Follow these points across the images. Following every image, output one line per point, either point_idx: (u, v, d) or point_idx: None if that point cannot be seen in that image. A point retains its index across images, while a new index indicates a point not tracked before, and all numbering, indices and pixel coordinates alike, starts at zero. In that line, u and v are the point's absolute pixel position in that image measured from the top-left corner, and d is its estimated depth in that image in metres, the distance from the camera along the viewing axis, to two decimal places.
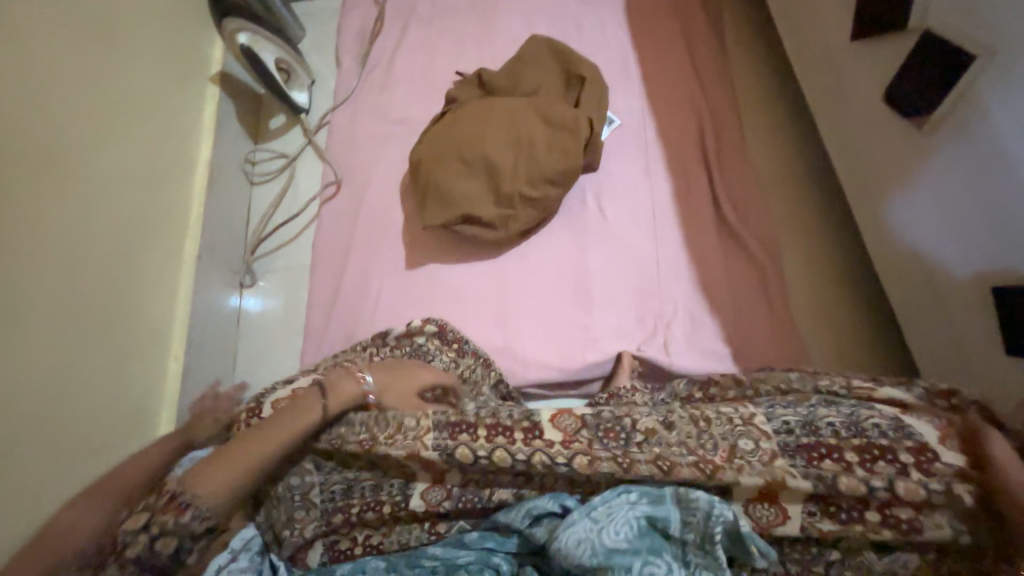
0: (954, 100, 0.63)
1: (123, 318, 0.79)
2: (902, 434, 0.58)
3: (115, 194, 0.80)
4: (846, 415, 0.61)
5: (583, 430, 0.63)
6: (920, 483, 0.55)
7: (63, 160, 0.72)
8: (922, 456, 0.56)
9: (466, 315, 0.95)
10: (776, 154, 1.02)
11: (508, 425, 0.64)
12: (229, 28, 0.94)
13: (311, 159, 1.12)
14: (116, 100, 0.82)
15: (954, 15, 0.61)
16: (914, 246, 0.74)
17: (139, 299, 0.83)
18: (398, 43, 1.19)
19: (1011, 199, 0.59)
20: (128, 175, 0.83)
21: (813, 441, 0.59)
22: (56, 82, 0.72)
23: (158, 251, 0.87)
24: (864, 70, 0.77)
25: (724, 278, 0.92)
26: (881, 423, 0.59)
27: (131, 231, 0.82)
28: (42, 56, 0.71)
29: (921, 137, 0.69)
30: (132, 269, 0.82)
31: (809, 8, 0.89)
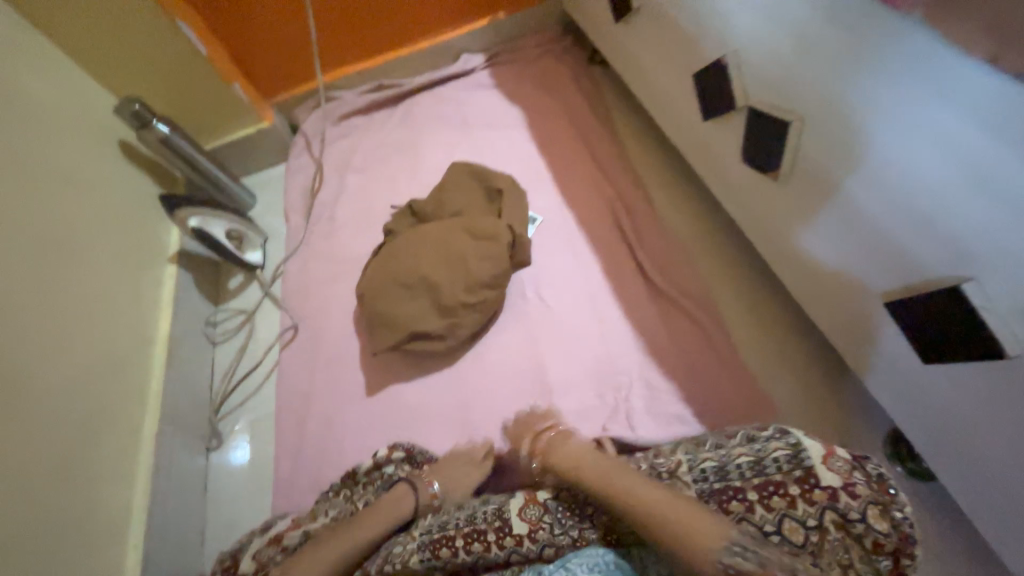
0: (793, 155, 0.74)
1: (81, 518, 0.77)
2: (795, 464, 0.68)
3: (75, 391, 0.83)
4: (755, 451, 0.71)
5: (544, 517, 0.72)
6: (805, 515, 0.65)
7: (22, 373, 0.76)
8: (808, 485, 0.66)
9: (433, 431, 0.95)
10: (685, 217, 1.14)
11: (482, 528, 0.71)
12: (181, 216, 1.06)
13: (270, 309, 1.19)
14: (75, 304, 0.89)
15: (764, 94, 0.74)
16: (824, 275, 0.81)
17: (99, 494, 0.81)
18: (339, 192, 1.34)
19: (866, 233, 0.68)
20: (87, 369, 0.87)
21: (727, 487, 0.70)
22: (17, 304, 0.79)
23: (119, 438, 0.88)
24: (724, 141, 0.90)
25: (667, 339, 0.96)
26: (781, 456, 0.69)
27: (92, 425, 0.84)
28: (7, 286, 0.78)
29: (785, 186, 0.79)
30: (91, 462, 0.82)
31: (669, 102, 1.06)
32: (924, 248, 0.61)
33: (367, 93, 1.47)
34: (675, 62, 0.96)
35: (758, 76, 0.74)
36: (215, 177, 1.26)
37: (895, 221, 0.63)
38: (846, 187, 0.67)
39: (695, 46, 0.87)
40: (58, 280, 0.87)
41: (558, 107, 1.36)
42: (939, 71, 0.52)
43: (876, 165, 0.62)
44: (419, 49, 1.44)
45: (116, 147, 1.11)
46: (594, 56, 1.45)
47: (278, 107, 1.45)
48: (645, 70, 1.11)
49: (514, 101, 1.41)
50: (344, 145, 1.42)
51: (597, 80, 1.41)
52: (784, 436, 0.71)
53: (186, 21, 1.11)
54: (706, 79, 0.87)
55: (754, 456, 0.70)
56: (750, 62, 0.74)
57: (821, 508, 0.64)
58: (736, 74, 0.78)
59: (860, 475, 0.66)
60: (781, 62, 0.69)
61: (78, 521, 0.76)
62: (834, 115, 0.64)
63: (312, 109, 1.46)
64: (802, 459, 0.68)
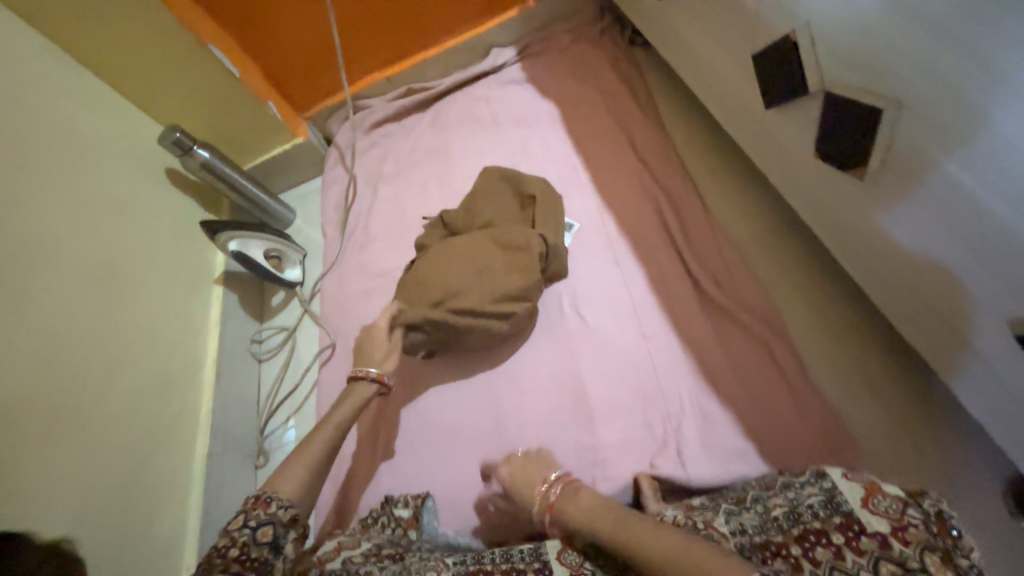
0: (887, 147, 0.61)
1: (139, 541, 0.81)
2: (832, 510, 0.61)
3: (130, 417, 0.87)
4: (789, 499, 0.64)
5: (586, 564, 0.65)
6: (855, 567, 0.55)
7: (81, 404, 0.80)
8: (851, 532, 0.58)
9: (469, 455, 0.91)
10: (743, 217, 1.01)
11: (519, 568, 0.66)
12: (221, 240, 1.09)
13: (310, 326, 1.21)
14: (129, 331, 0.93)
15: (849, 74, 0.61)
16: (926, 289, 0.67)
17: (153, 516, 0.85)
18: (371, 204, 1.32)
19: (998, 231, 0.53)
20: (142, 394, 0.91)
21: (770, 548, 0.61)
22: (76, 336, 0.84)
23: (172, 460, 0.91)
24: (792, 130, 0.77)
25: (724, 359, 0.86)
26: (816, 501, 0.63)
27: (145, 449, 0.87)
28: (61, 321, 0.83)
29: (874, 185, 0.65)
30: (146, 485, 0.86)
31: (724, 86, 0.92)
32: None
33: (396, 98, 1.44)
34: (729, 42, 0.83)
35: (840, 53, 0.61)
36: (255, 196, 1.29)
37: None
38: (977, 193, 0.53)
39: (755, 20, 0.73)
40: (110, 310, 0.91)
41: (596, 98, 1.25)
42: None
43: (1004, 162, 0.49)
44: (447, 48, 1.37)
45: (163, 174, 1.15)
46: (635, 37, 1.32)
47: (312, 120, 1.46)
48: (693, 51, 0.97)
49: (547, 94, 1.31)
50: (375, 155, 1.40)
51: (639, 64, 1.28)
52: (818, 480, 0.65)
53: (216, 45, 1.13)
54: (769, 58, 0.74)
55: (788, 504, 0.64)
56: (829, 36, 0.61)
57: (873, 558, 0.55)
58: (811, 51, 0.65)
59: (915, 514, 0.57)
60: (872, 34, 0.56)
61: (133, 544, 0.80)
62: (947, 100, 0.51)
63: (343, 119, 1.45)
64: (842, 504, 0.61)
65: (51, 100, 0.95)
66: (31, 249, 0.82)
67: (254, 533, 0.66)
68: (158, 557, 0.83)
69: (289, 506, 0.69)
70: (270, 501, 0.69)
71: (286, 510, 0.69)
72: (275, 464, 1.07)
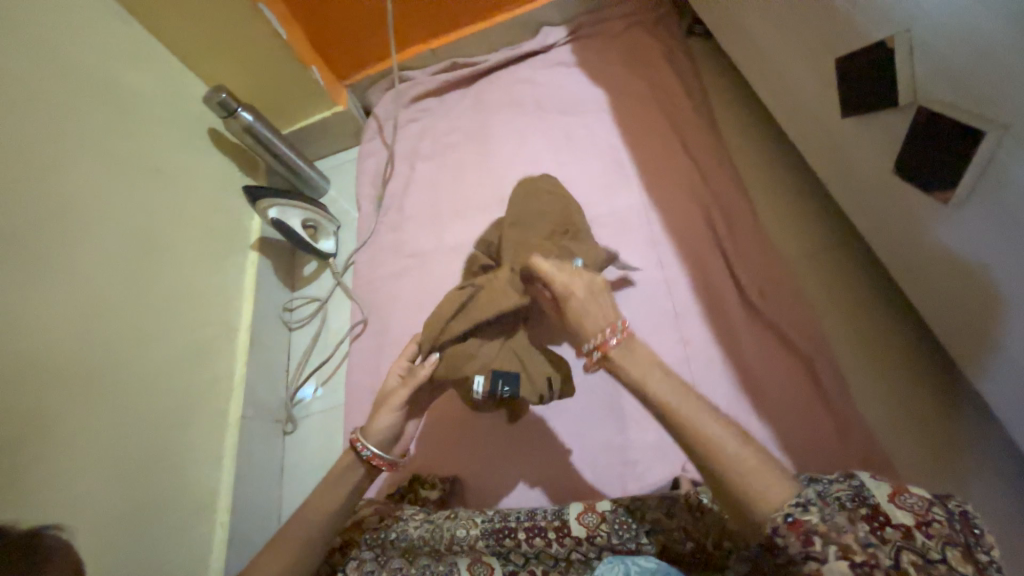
0: (978, 174, 0.58)
1: (175, 496, 0.84)
2: (859, 502, 0.55)
3: (170, 377, 0.89)
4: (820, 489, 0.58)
5: (602, 525, 0.67)
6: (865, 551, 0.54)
7: (124, 361, 0.83)
8: (876, 521, 0.53)
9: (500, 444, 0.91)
10: (794, 228, 0.98)
11: (541, 526, 0.69)
12: (262, 206, 1.09)
13: (342, 300, 1.22)
14: (168, 294, 0.94)
15: (946, 92, 0.58)
16: (991, 325, 0.65)
17: (190, 475, 0.88)
18: (408, 181, 1.30)
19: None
20: (181, 355, 0.93)
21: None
22: (121, 294, 0.86)
23: (206, 422, 0.94)
24: (866, 144, 0.73)
25: (762, 373, 0.85)
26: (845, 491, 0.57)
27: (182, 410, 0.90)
28: (107, 278, 0.84)
29: (954, 211, 0.63)
30: (183, 444, 0.88)
31: (792, 89, 0.88)
32: None
33: (439, 73, 1.40)
34: (805, 44, 0.79)
35: (940, 68, 0.58)
36: (294, 163, 1.27)
37: None
38: None
39: (843, 23, 0.69)
40: (151, 272, 0.92)
41: (648, 88, 1.20)
42: None
43: None
44: (495, 23, 1.32)
45: (205, 135, 1.14)
46: (694, 26, 1.25)
47: (351, 89, 1.43)
48: (761, 48, 0.92)
49: (596, 82, 1.26)
50: (414, 131, 1.37)
51: (696, 58, 1.23)
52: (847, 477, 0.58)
53: (266, 6, 1.10)
54: (852, 65, 0.70)
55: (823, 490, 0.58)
56: (930, 48, 0.58)
57: (895, 546, 0.51)
58: (904, 63, 0.61)
59: (940, 511, 0.53)
60: (983, 52, 0.52)
61: (170, 501, 0.83)
62: None
63: (384, 90, 1.42)
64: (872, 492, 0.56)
65: (97, 57, 0.95)
66: (77, 209, 0.83)
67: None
68: (193, 515, 0.86)
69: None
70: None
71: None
72: (304, 431, 1.10)
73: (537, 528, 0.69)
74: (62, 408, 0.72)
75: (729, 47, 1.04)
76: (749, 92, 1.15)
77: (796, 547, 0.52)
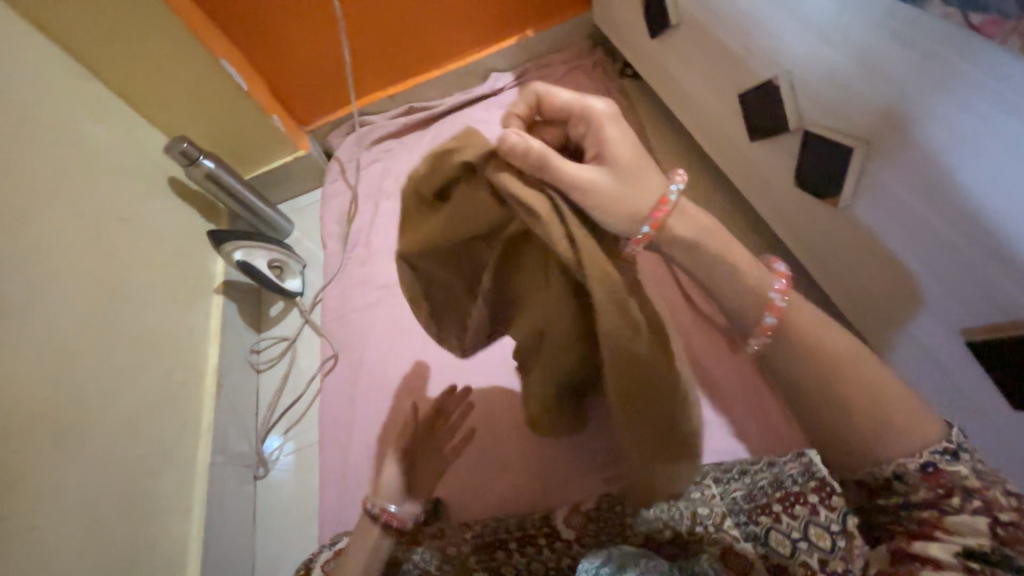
0: (857, 181, 0.70)
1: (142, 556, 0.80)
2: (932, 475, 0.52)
3: (134, 428, 0.86)
4: (775, 473, 0.72)
5: (588, 525, 0.74)
6: (828, 521, 0.66)
7: (83, 414, 0.79)
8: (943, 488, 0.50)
9: (481, 464, 0.92)
10: None
11: (532, 534, 0.78)
12: (226, 249, 1.10)
13: (311, 337, 1.22)
14: (131, 342, 0.92)
15: (824, 116, 0.71)
16: (888, 308, 0.76)
17: (158, 530, 0.84)
18: (373, 218, 1.35)
19: (943, 246, 0.61)
20: (145, 403, 0.90)
21: (790, 496, 0.70)
22: (82, 343, 0.83)
23: (174, 473, 0.90)
24: (773, 162, 0.86)
25: None
26: (795, 473, 0.71)
27: (149, 462, 0.86)
28: (68, 328, 0.82)
29: (845, 213, 0.75)
30: (149, 498, 0.84)
31: (710, 119, 1.02)
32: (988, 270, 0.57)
33: (398, 116, 1.48)
34: (715, 81, 0.93)
35: (817, 97, 0.70)
36: (257, 207, 1.29)
37: (974, 255, 0.58)
38: (932, 223, 0.61)
39: (742, 64, 0.82)
40: (113, 321, 0.90)
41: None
42: (1010, 90, 0.47)
43: (952, 199, 0.58)
44: (448, 70, 1.44)
45: (165, 184, 1.15)
46: (626, 69, 1.42)
47: (313, 133, 1.48)
48: (682, 86, 1.07)
49: None
50: (377, 170, 1.43)
51: (630, 95, 1.38)
52: (797, 456, 0.72)
53: (226, 59, 1.15)
54: (752, 98, 0.83)
55: (776, 478, 0.72)
56: (807, 81, 0.70)
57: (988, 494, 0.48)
58: (790, 95, 0.74)
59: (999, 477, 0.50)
60: (846, 83, 0.65)
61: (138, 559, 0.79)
62: (907, 143, 0.60)
63: (345, 133, 1.48)
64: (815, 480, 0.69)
65: (57, 111, 0.96)
66: (38, 260, 0.81)
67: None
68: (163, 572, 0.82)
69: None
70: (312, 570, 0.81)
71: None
72: (276, 474, 1.07)
73: (530, 537, 0.78)
74: (20, 468, 0.68)
75: (656, 86, 1.19)
76: (678, 123, 1.30)
77: (919, 498, 0.52)
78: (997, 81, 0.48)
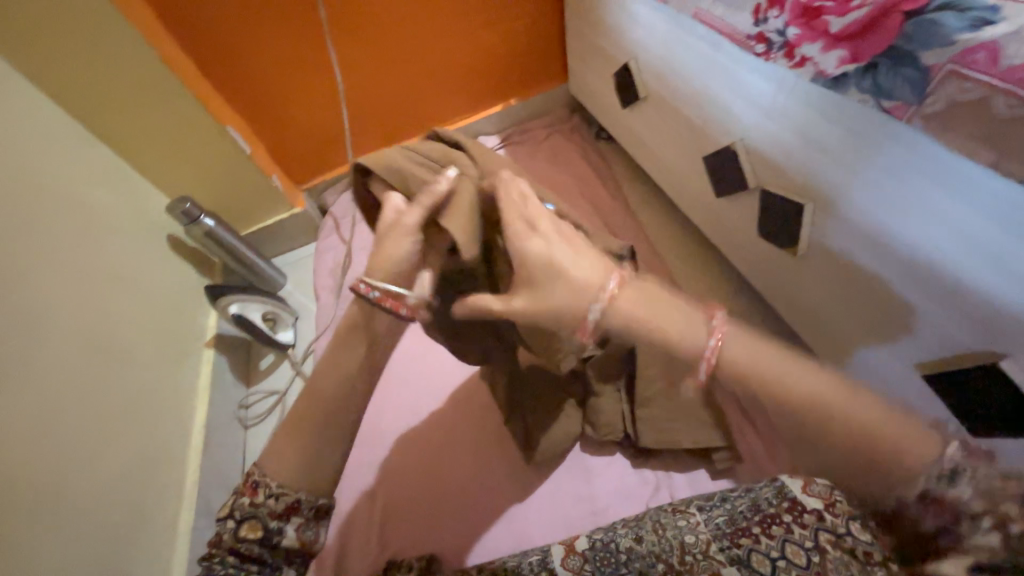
0: (809, 235, 0.79)
1: None
2: (781, 497, 0.71)
3: (115, 491, 0.83)
4: (751, 497, 0.74)
5: (585, 565, 0.73)
6: (802, 538, 0.66)
7: (67, 476, 0.76)
8: (796, 512, 0.69)
9: (481, 517, 0.94)
10: (702, 282, 1.18)
11: None
12: (223, 302, 1.12)
13: (302, 388, 1.22)
14: (117, 401, 0.91)
15: (775, 177, 0.81)
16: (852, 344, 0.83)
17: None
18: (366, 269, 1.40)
19: (890, 290, 0.69)
20: (128, 465, 0.87)
21: (765, 518, 0.70)
22: (71, 402, 0.82)
23: (152, 541, 0.86)
24: (736, 215, 0.96)
25: None
26: (770, 497, 0.72)
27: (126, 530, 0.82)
28: (59, 386, 0.81)
29: (802, 260, 0.83)
30: (126, 568, 0.80)
31: (678, 177, 1.13)
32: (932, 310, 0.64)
33: None
34: (680, 145, 1.04)
35: (767, 161, 0.81)
36: (252, 261, 1.33)
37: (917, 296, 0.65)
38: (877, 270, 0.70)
39: (702, 132, 0.94)
40: (103, 379, 0.89)
41: (571, 181, 1.45)
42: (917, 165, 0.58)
43: (891, 251, 0.66)
44: None
45: (162, 242, 1.19)
46: (601, 132, 1.56)
47: (308, 191, 1.56)
48: (652, 148, 1.19)
49: (528, 176, 1.50)
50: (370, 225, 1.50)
51: (606, 155, 1.52)
52: (771, 481, 0.74)
53: (232, 127, 1.23)
54: (713, 160, 0.94)
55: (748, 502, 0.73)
56: (758, 148, 0.81)
57: (813, 529, 0.66)
58: (744, 159, 0.85)
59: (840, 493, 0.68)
60: (789, 151, 0.75)
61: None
62: (844, 203, 0.70)
63: (340, 191, 1.56)
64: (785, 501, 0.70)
65: (66, 176, 1.00)
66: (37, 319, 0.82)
67: (239, 528, 0.61)
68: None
69: (280, 492, 0.62)
70: (259, 489, 0.62)
71: (278, 500, 0.61)
72: None
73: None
74: (1, 536, 0.65)
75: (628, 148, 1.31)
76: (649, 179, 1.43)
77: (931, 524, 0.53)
78: (938, 187, 0.56)
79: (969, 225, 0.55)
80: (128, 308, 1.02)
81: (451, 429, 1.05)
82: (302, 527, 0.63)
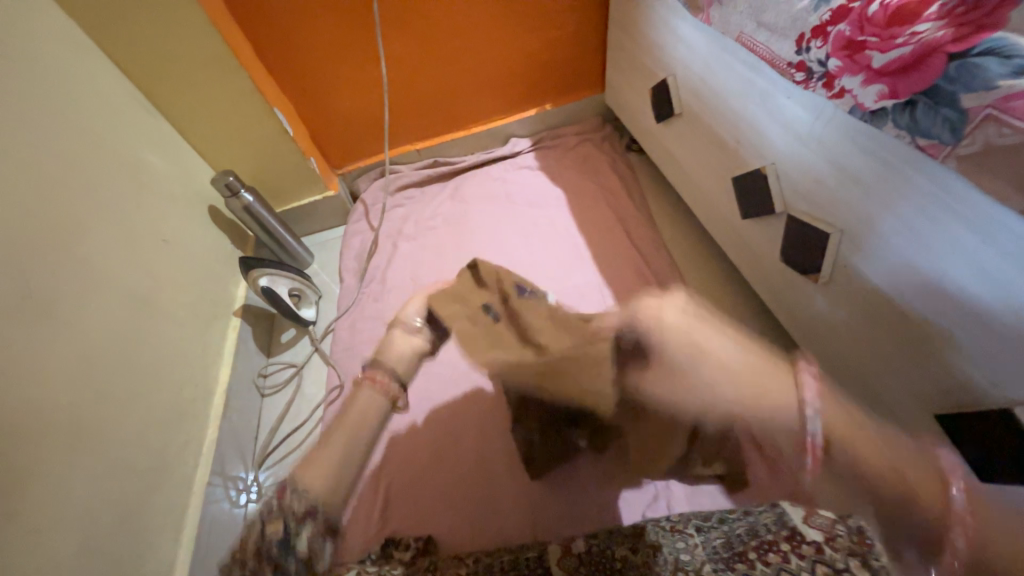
0: (835, 266, 0.78)
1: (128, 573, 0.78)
2: (781, 525, 0.73)
3: (143, 441, 0.88)
4: (751, 521, 0.76)
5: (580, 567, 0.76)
6: (799, 570, 0.68)
7: (100, 423, 0.81)
8: (796, 542, 0.70)
9: (479, 509, 0.97)
10: (719, 301, 1.19)
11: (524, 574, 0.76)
12: (253, 275, 1.16)
13: (319, 365, 1.26)
14: (151, 356, 0.96)
15: (804, 204, 0.81)
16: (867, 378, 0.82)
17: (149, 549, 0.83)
18: (390, 257, 1.44)
19: (915, 330, 0.68)
20: (155, 419, 0.92)
21: (762, 543, 0.72)
22: (110, 354, 0.87)
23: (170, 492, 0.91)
24: (761, 238, 0.96)
25: None
26: (768, 524, 0.74)
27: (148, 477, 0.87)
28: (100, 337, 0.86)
29: (824, 289, 0.83)
30: (144, 514, 0.84)
31: (704, 196, 1.14)
32: (952, 349, 0.64)
33: (423, 168, 1.62)
34: (710, 164, 1.05)
35: (798, 188, 0.81)
36: (284, 239, 1.39)
37: (939, 334, 0.65)
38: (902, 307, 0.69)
39: (734, 153, 0.95)
40: (139, 334, 0.95)
41: (597, 189, 1.47)
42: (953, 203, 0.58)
43: (918, 290, 0.66)
44: (473, 133, 1.60)
45: (204, 211, 1.25)
46: (631, 145, 1.58)
47: (342, 177, 1.61)
48: (681, 165, 1.20)
49: (556, 181, 1.52)
50: (398, 214, 1.54)
51: (635, 167, 1.53)
52: (772, 507, 0.76)
53: (279, 109, 1.29)
54: (743, 182, 0.95)
55: (747, 526, 0.76)
56: (791, 174, 0.82)
57: (811, 561, 0.68)
58: (776, 183, 0.86)
59: (843, 528, 0.70)
60: (824, 180, 0.75)
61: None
62: (875, 235, 0.70)
63: (373, 179, 1.61)
64: (783, 531, 0.72)
65: (126, 141, 1.06)
66: (87, 271, 0.87)
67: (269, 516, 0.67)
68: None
69: (305, 493, 0.63)
70: (286, 492, 0.65)
71: (300, 503, 0.64)
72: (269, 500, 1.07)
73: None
74: (36, 471, 0.70)
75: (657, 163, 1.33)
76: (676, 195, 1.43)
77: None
78: (951, 217, 0.58)
79: (983, 260, 0.56)
80: (170, 271, 1.08)
81: (456, 420, 1.08)
82: (296, 501, 0.64)
